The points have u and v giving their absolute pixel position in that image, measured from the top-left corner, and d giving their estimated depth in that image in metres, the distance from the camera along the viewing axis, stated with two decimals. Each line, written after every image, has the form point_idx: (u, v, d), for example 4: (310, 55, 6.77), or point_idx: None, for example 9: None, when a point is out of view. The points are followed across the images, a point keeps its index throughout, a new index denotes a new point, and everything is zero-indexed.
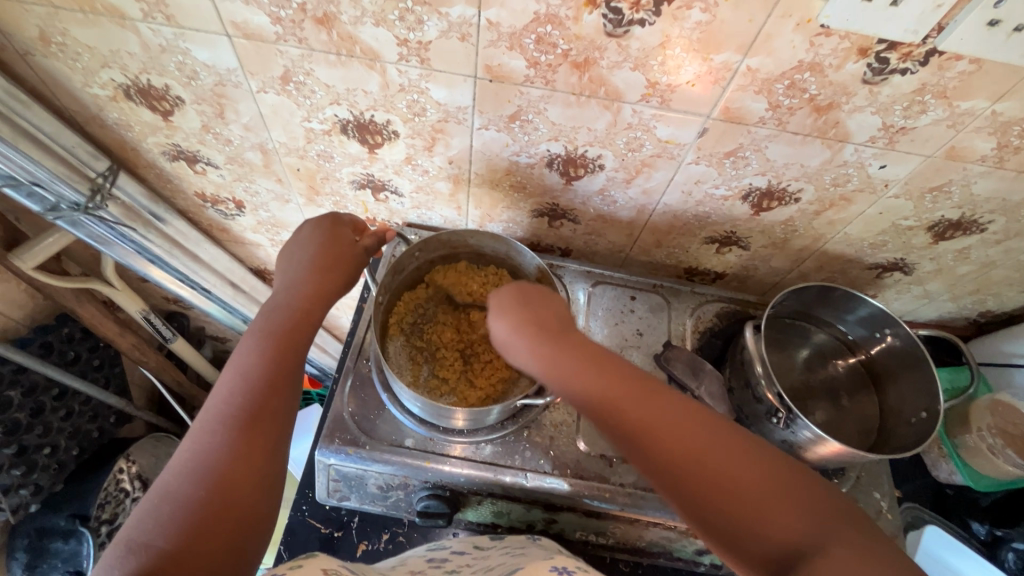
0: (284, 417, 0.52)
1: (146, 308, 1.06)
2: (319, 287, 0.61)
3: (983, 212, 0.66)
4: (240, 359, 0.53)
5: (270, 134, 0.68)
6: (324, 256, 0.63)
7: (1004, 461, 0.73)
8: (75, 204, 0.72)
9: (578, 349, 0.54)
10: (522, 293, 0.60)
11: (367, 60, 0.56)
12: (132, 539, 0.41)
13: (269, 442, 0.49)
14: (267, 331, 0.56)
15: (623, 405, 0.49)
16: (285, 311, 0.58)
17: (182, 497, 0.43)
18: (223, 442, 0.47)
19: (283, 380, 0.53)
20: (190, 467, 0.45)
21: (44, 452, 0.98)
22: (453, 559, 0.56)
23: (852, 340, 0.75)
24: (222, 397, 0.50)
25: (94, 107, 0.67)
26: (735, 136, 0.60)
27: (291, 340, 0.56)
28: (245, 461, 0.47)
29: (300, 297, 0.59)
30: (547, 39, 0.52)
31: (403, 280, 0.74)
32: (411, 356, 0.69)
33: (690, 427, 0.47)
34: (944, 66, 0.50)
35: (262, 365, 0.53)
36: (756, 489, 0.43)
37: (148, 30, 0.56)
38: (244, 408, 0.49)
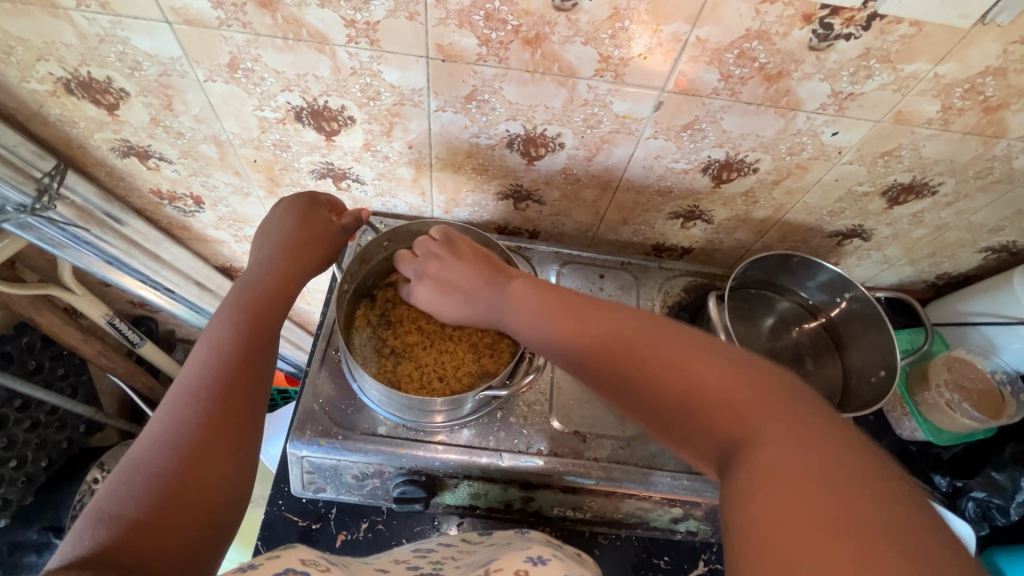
0: (260, 392, 0.50)
1: (109, 312, 1.03)
2: (293, 268, 0.59)
3: (933, 174, 0.68)
4: (212, 334, 0.52)
5: (222, 125, 0.66)
6: (298, 234, 0.61)
7: (962, 415, 0.76)
8: (21, 205, 0.70)
9: (563, 296, 0.51)
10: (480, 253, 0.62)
11: (315, 43, 0.55)
12: (102, 511, 0.39)
13: (245, 416, 0.48)
14: (241, 307, 0.54)
15: (603, 335, 0.45)
16: (259, 289, 0.56)
17: (154, 468, 0.42)
18: (193, 415, 0.45)
19: (257, 357, 0.51)
20: (161, 439, 0.44)
21: (10, 465, 0.97)
22: (439, 551, 0.56)
23: (813, 306, 0.76)
24: (195, 371, 0.48)
25: (34, 103, 0.64)
26: (690, 109, 0.60)
27: (265, 318, 0.55)
28: (219, 432, 0.45)
29: (275, 276, 0.58)
30: (497, 15, 0.52)
31: (370, 271, 0.73)
32: (376, 349, 0.69)
33: (624, 321, 0.45)
34: (886, 30, 0.51)
35: (236, 341, 0.51)
36: (690, 371, 0.40)
37: (83, 18, 0.54)
38: (217, 381, 0.48)
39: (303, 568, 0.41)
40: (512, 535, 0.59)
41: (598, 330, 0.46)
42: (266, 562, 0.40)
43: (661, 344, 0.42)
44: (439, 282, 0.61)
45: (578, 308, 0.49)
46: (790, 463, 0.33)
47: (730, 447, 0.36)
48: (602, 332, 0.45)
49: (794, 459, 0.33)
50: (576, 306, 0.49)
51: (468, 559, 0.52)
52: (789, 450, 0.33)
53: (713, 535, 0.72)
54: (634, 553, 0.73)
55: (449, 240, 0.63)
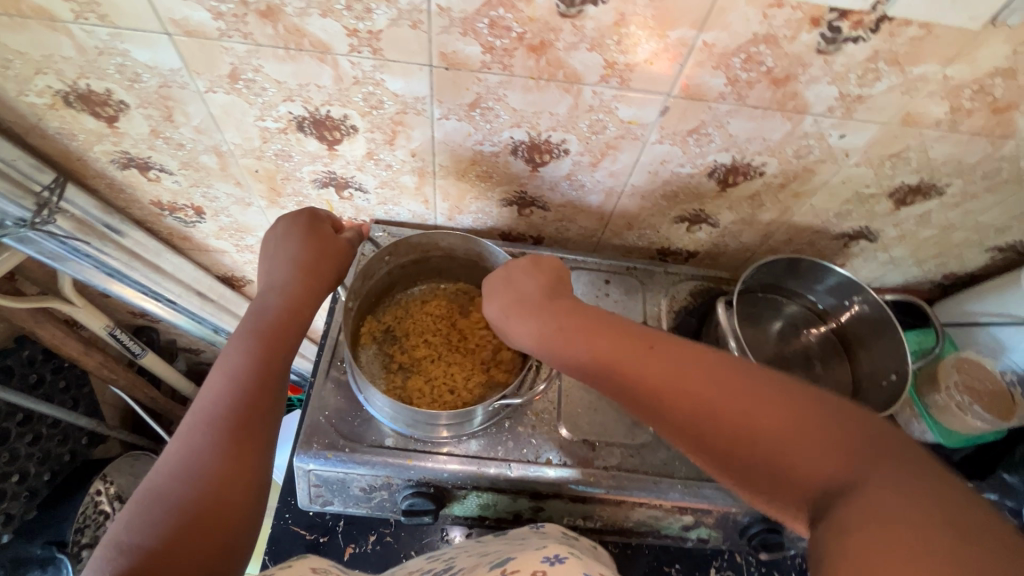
0: (275, 417, 0.50)
1: (110, 324, 1.02)
2: (306, 286, 0.59)
3: (941, 175, 0.68)
4: (227, 357, 0.51)
5: (223, 136, 0.66)
6: (309, 251, 0.60)
7: (973, 418, 0.75)
8: (21, 220, 0.70)
9: (617, 333, 0.51)
10: (532, 268, 0.61)
11: (317, 53, 0.54)
12: (119, 541, 0.39)
13: (261, 441, 0.47)
14: (255, 329, 0.53)
15: (669, 379, 0.46)
16: (273, 309, 0.56)
17: (172, 497, 0.41)
18: (211, 442, 0.45)
19: (273, 380, 0.51)
20: (178, 467, 0.43)
21: (12, 480, 0.96)
22: (453, 552, 0.57)
23: (822, 309, 0.76)
24: (212, 396, 0.48)
25: (33, 117, 0.63)
26: (696, 113, 0.60)
27: (279, 339, 0.54)
28: (236, 460, 0.45)
29: (287, 295, 0.57)
30: (501, 23, 0.51)
31: (373, 286, 0.72)
32: (384, 365, 0.69)
33: (683, 367, 0.46)
34: (895, 32, 0.51)
35: (252, 364, 0.51)
36: (763, 419, 0.41)
37: (82, 31, 0.53)
38: (234, 406, 0.47)
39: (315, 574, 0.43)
40: (526, 529, 0.60)
41: (658, 376, 0.47)
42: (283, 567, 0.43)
43: (727, 389, 0.44)
44: (499, 288, 0.60)
45: (634, 351, 0.49)
46: (889, 506, 0.35)
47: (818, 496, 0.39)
48: (663, 379, 0.46)
49: (890, 503, 0.35)
50: (631, 348, 0.50)
51: (478, 555, 0.52)
52: (886, 495, 0.36)
53: (724, 542, 0.71)
54: (644, 561, 0.72)
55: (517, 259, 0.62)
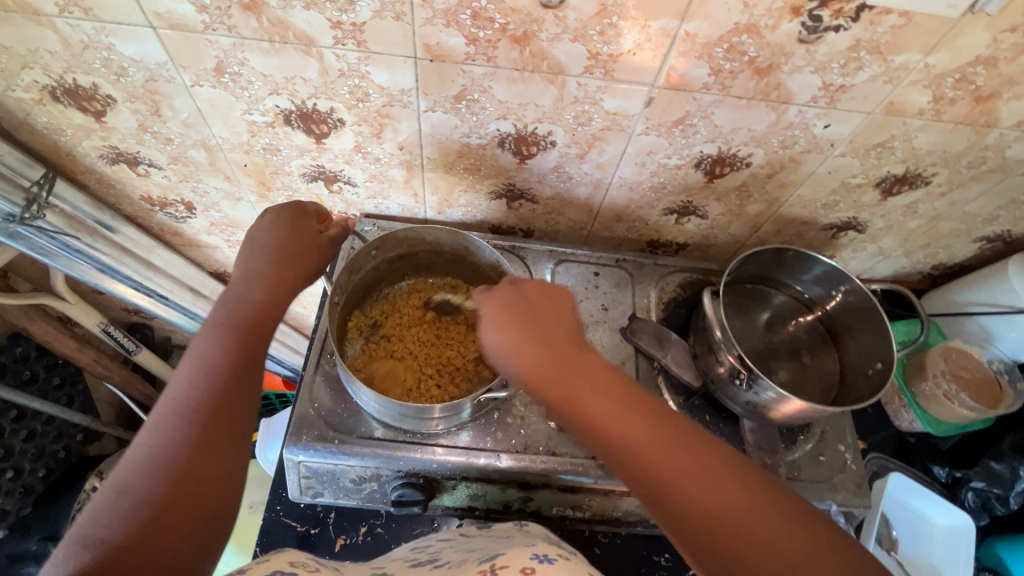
0: (249, 409, 0.49)
1: (104, 320, 1.02)
2: (285, 276, 0.59)
3: (926, 165, 0.68)
4: (201, 349, 0.51)
5: (211, 130, 0.66)
6: (288, 243, 0.61)
7: (959, 406, 0.76)
8: (10, 215, 0.69)
9: (592, 378, 0.50)
10: (544, 303, 0.58)
11: (302, 46, 0.55)
12: (85, 535, 0.39)
13: (235, 433, 0.47)
14: (231, 320, 0.53)
15: (633, 439, 0.46)
16: (248, 300, 0.55)
17: (140, 492, 0.41)
18: (182, 435, 0.45)
19: (247, 372, 0.51)
20: (147, 460, 0.43)
21: (7, 476, 0.97)
22: (437, 544, 0.58)
23: (809, 299, 0.76)
24: (184, 387, 0.48)
25: (21, 112, 0.64)
26: (681, 104, 0.60)
27: (255, 331, 0.54)
28: (205, 455, 0.45)
29: (264, 285, 0.57)
30: (483, 14, 0.51)
31: (360, 280, 0.72)
32: (370, 358, 0.69)
33: (695, 459, 0.44)
34: (875, 21, 0.51)
35: (226, 357, 0.50)
36: (776, 542, 0.41)
37: (66, 25, 0.53)
38: (207, 398, 0.47)
39: (292, 569, 0.42)
40: (512, 528, 0.59)
41: (666, 464, 0.45)
42: (257, 565, 0.41)
43: (739, 498, 0.43)
44: (507, 321, 0.56)
45: (642, 425, 0.47)
46: None
47: None
48: (672, 468, 0.44)
49: None
50: (639, 421, 0.47)
51: (466, 550, 0.52)
52: None
53: None
54: (635, 550, 0.72)
55: (517, 280, 0.60)
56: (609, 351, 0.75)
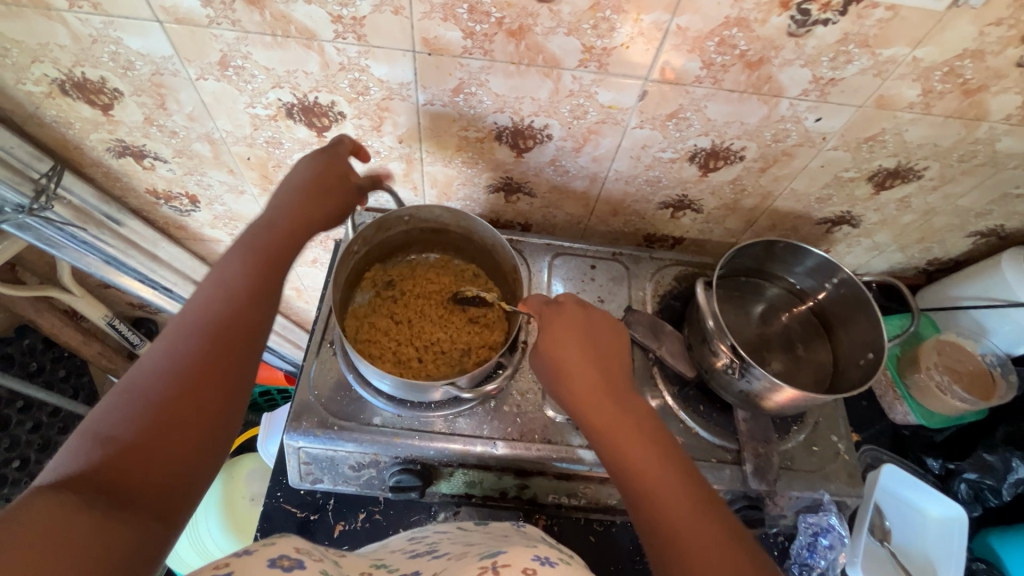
0: (262, 330, 0.51)
1: (109, 314, 1.04)
2: (308, 208, 0.60)
3: (917, 159, 0.69)
4: (223, 269, 0.52)
5: (215, 124, 0.68)
6: (316, 176, 0.61)
7: (952, 397, 0.77)
8: (19, 206, 0.71)
9: (622, 401, 0.54)
10: (606, 329, 0.60)
11: (304, 40, 0.56)
12: (96, 430, 0.40)
13: (246, 354, 0.48)
14: (253, 247, 0.55)
15: (637, 461, 0.50)
16: (272, 230, 0.57)
17: (150, 393, 0.42)
18: (195, 345, 0.46)
19: (263, 296, 0.52)
20: (162, 364, 0.44)
21: (13, 466, 0.99)
22: (435, 536, 0.58)
23: (801, 290, 0.77)
24: (203, 302, 0.49)
25: (31, 105, 0.65)
26: (675, 97, 0.61)
27: (273, 258, 0.55)
28: (217, 373, 0.45)
29: (288, 215, 0.59)
30: (480, 8, 0.53)
31: (390, 236, 0.75)
32: (372, 308, 0.74)
33: (683, 498, 0.47)
34: (863, 14, 0.52)
35: (246, 279, 0.52)
36: None
37: (76, 19, 0.55)
38: (224, 316, 0.48)
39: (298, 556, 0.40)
40: (509, 527, 0.59)
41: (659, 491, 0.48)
42: (263, 548, 0.40)
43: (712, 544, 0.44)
44: (566, 332, 0.59)
45: (651, 452, 0.50)
46: None
47: None
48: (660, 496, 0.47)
49: None
50: (649, 446, 0.50)
51: (462, 547, 0.50)
52: None
53: None
54: (629, 539, 0.73)
55: (590, 306, 0.61)
56: None
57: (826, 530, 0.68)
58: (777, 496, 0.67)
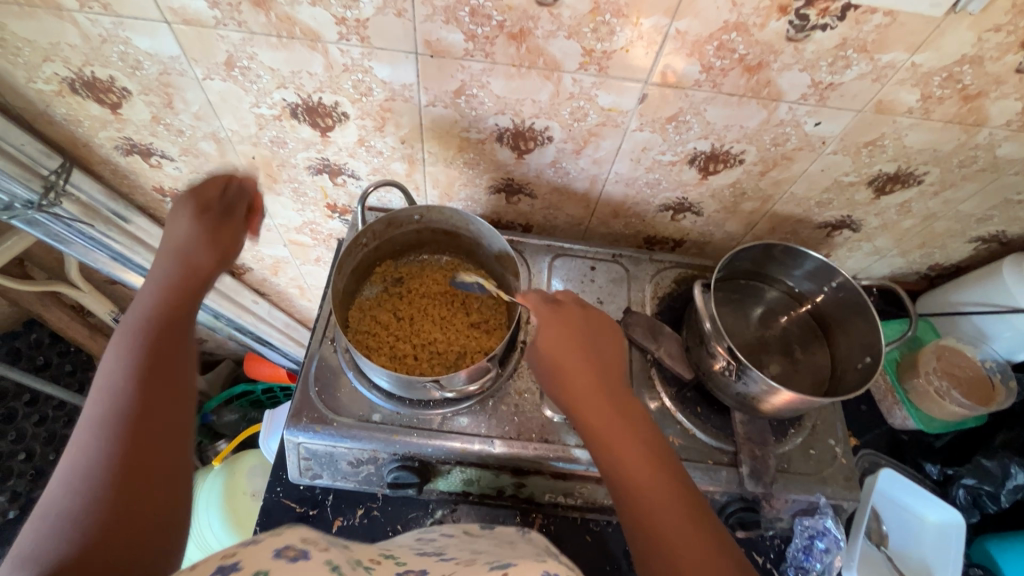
0: (175, 401, 0.48)
1: (115, 309, 1.05)
2: (191, 273, 0.57)
3: (917, 164, 0.69)
4: (113, 355, 0.48)
5: (221, 123, 0.69)
6: (196, 238, 0.58)
7: (951, 403, 0.77)
8: (29, 202, 0.72)
9: (614, 399, 0.55)
10: (600, 330, 0.61)
11: (308, 41, 0.57)
12: (21, 556, 0.37)
13: (168, 430, 0.46)
14: (139, 324, 0.51)
15: (626, 459, 0.51)
16: (157, 301, 0.53)
17: (70, 503, 0.40)
18: (102, 441, 0.43)
19: (168, 367, 0.49)
20: (74, 472, 0.41)
21: (19, 458, 1.01)
22: (442, 539, 0.57)
23: (800, 294, 0.77)
24: (100, 395, 0.46)
25: (41, 103, 0.67)
26: (674, 101, 0.62)
27: (167, 327, 0.52)
28: (142, 453, 0.43)
29: (172, 285, 0.55)
30: (481, 11, 0.53)
31: (403, 233, 0.77)
32: (379, 302, 0.75)
33: (669, 501, 0.49)
34: (861, 20, 0.52)
35: (137, 358, 0.48)
36: None
37: (86, 20, 0.56)
38: (126, 400, 0.45)
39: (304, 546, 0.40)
40: (515, 534, 0.59)
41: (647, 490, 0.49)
42: (268, 539, 0.39)
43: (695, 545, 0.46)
44: (564, 333, 0.59)
45: (641, 453, 0.51)
46: None
47: None
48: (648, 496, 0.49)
49: None
50: (639, 448, 0.52)
51: (465, 553, 0.49)
52: None
53: None
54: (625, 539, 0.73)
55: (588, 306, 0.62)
56: None
57: (821, 534, 0.68)
58: (774, 498, 0.67)
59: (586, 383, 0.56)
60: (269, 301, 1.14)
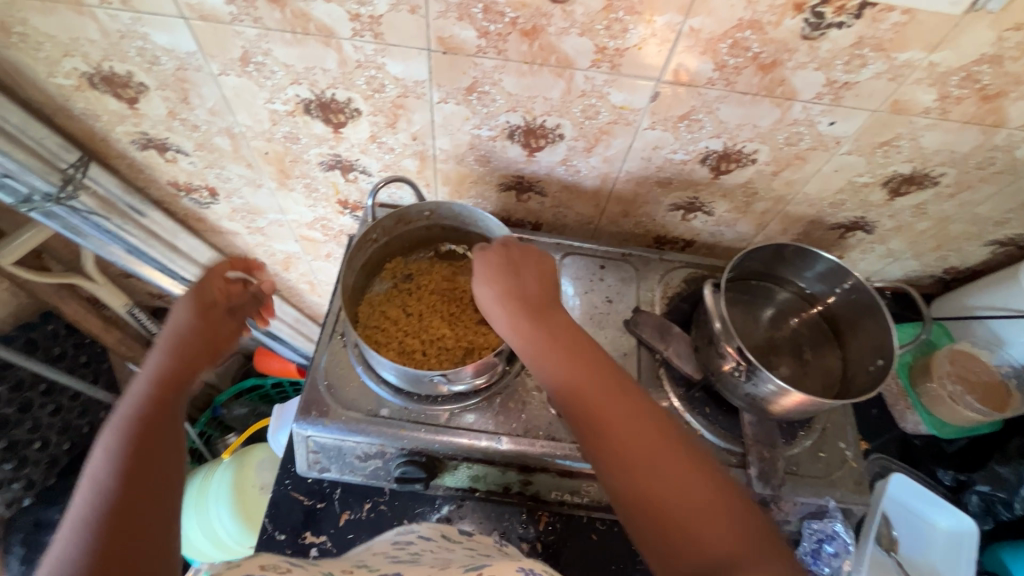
0: (163, 487, 0.47)
1: (130, 303, 1.07)
2: (185, 361, 0.57)
3: (934, 165, 0.68)
4: (99, 450, 0.47)
5: (235, 118, 0.69)
6: (192, 328, 0.60)
7: (964, 407, 0.76)
8: (48, 195, 0.74)
9: (552, 325, 0.58)
10: (524, 258, 0.63)
11: (322, 37, 0.58)
12: None
13: (156, 520, 0.44)
14: (126, 415, 0.50)
15: (569, 380, 0.54)
16: (148, 391, 0.53)
17: None
18: (85, 542, 0.41)
19: (157, 454, 0.48)
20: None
21: (34, 447, 1.02)
22: (418, 544, 0.55)
23: (811, 295, 0.76)
24: (85, 494, 0.44)
25: (61, 98, 0.68)
26: (687, 99, 0.62)
27: (159, 415, 0.51)
28: (128, 547, 0.42)
29: (165, 376, 0.54)
30: (494, 8, 0.54)
31: (413, 229, 0.77)
32: (389, 298, 0.76)
33: (622, 414, 0.51)
34: (878, 18, 0.52)
35: (124, 450, 0.47)
36: (676, 484, 0.47)
37: (106, 15, 0.57)
38: (113, 495, 0.44)
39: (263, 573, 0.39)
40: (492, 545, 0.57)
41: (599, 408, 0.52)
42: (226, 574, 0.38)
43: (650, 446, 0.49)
44: (495, 274, 0.61)
45: (588, 375, 0.54)
46: None
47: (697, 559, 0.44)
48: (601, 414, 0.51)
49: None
50: (584, 369, 0.54)
51: (443, 555, 0.50)
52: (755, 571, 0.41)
53: None
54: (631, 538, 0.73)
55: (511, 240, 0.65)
56: (613, 342, 0.76)
57: (830, 537, 0.67)
58: (782, 501, 0.67)
59: (525, 316, 0.58)
60: (280, 296, 1.15)
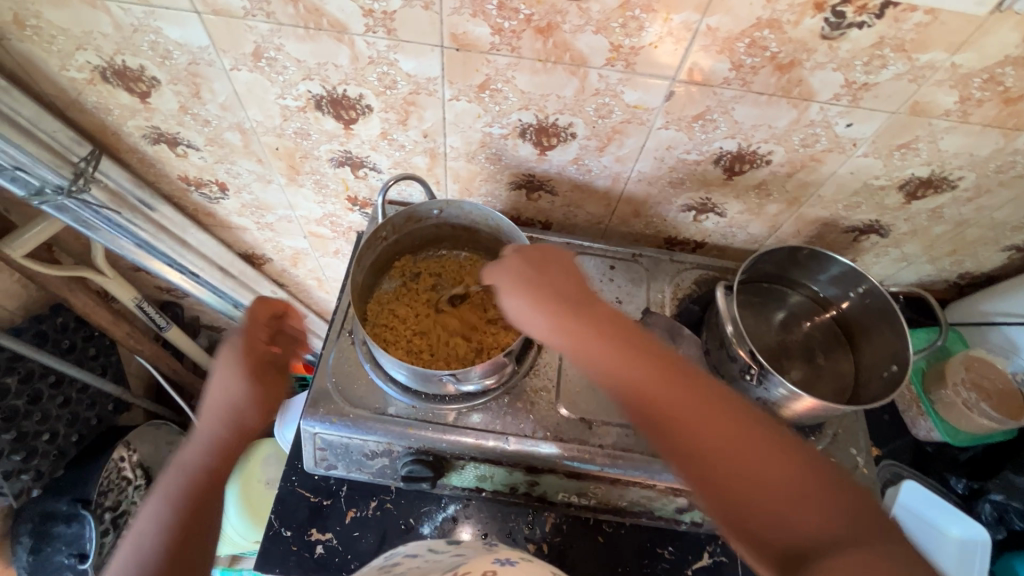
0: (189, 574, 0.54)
1: (138, 296, 1.07)
2: (231, 431, 0.60)
3: (953, 168, 0.67)
4: (148, 516, 0.55)
5: (246, 114, 0.69)
6: (245, 391, 0.62)
7: (980, 415, 0.75)
8: (59, 188, 0.74)
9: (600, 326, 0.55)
10: (549, 261, 0.60)
11: (335, 32, 0.57)
12: None
13: None
14: (173, 491, 0.56)
15: (630, 379, 0.51)
16: (198, 464, 0.58)
17: None
18: None
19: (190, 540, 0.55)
20: None
21: (43, 439, 1.02)
22: (405, 562, 0.51)
23: (825, 299, 0.76)
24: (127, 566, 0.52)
25: (73, 91, 0.68)
26: (702, 99, 0.61)
27: (200, 495, 0.57)
28: None
29: (213, 447, 0.59)
30: (508, 5, 0.53)
31: (422, 228, 0.77)
32: (397, 296, 0.76)
33: (695, 412, 0.48)
34: (900, 18, 0.51)
35: (164, 530, 0.54)
36: (765, 476, 0.45)
37: (119, 8, 0.57)
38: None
39: None
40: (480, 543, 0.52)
41: (668, 408, 0.49)
42: None
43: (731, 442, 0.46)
44: (523, 285, 0.58)
45: (651, 373, 0.51)
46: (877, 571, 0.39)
47: (802, 548, 0.42)
48: (671, 414, 0.49)
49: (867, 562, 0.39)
50: (648, 367, 0.51)
51: (429, 558, 0.50)
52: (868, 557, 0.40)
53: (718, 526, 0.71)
54: (637, 541, 0.73)
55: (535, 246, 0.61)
56: None
57: None
58: None
59: (570, 322, 0.55)
60: (287, 292, 1.15)
